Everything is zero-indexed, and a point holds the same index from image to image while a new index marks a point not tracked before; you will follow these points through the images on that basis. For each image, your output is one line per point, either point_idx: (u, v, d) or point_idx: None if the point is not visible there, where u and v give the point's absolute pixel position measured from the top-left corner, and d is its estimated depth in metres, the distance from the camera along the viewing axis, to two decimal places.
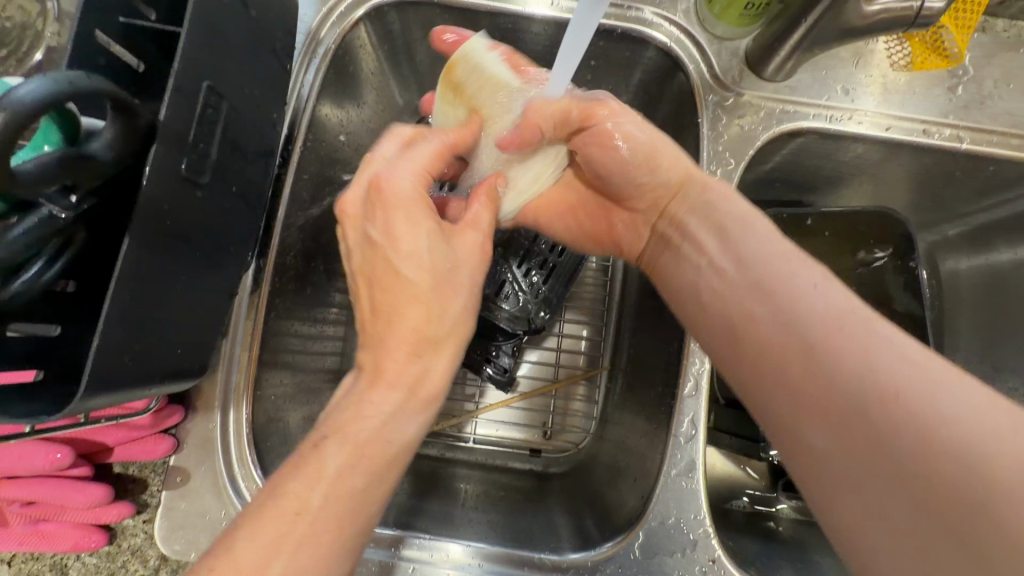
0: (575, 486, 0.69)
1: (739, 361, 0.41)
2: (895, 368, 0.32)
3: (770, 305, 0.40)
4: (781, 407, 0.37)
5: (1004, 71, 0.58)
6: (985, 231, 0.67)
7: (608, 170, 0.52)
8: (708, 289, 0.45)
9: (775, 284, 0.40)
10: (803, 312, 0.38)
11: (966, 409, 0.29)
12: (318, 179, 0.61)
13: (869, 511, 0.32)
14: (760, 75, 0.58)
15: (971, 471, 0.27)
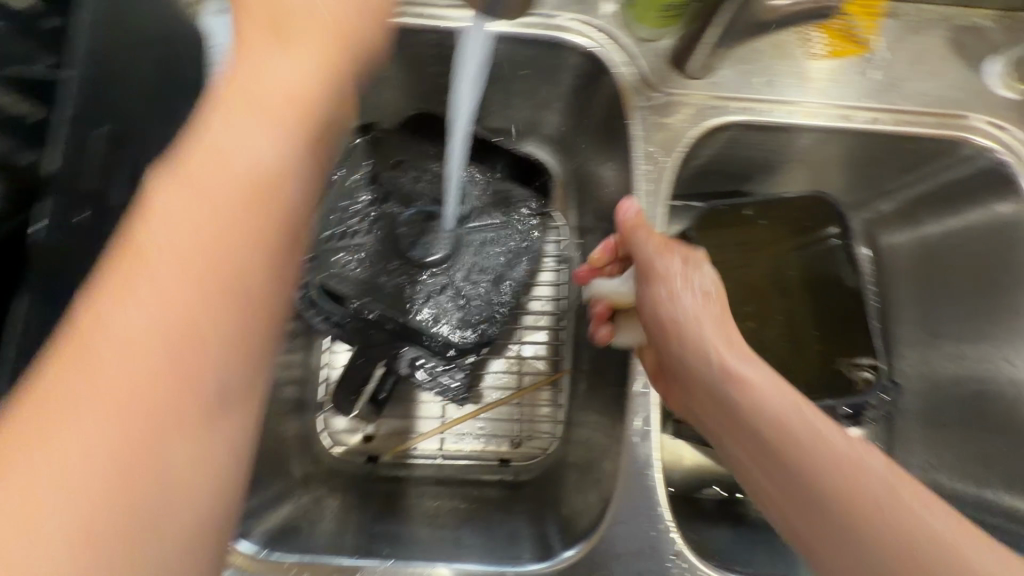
0: (543, 493, 0.69)
1: (720, 434, 0.46)
2: (829, 454, 0.38)
3: (733, 399, 0.44)
4: (751, 472, 0.42)
5: (914, 54, 0.60)
6: (914, 205, 0.69)
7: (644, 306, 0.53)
8: (684, 386, 0.49)
9: (734, 383, 0.44)
10: (745, 390, 0.44)
11: (885, 491, 0.36)
12: None
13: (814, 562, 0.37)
14: (682, 73, 0.59)
15: (879, 540, 0.34)
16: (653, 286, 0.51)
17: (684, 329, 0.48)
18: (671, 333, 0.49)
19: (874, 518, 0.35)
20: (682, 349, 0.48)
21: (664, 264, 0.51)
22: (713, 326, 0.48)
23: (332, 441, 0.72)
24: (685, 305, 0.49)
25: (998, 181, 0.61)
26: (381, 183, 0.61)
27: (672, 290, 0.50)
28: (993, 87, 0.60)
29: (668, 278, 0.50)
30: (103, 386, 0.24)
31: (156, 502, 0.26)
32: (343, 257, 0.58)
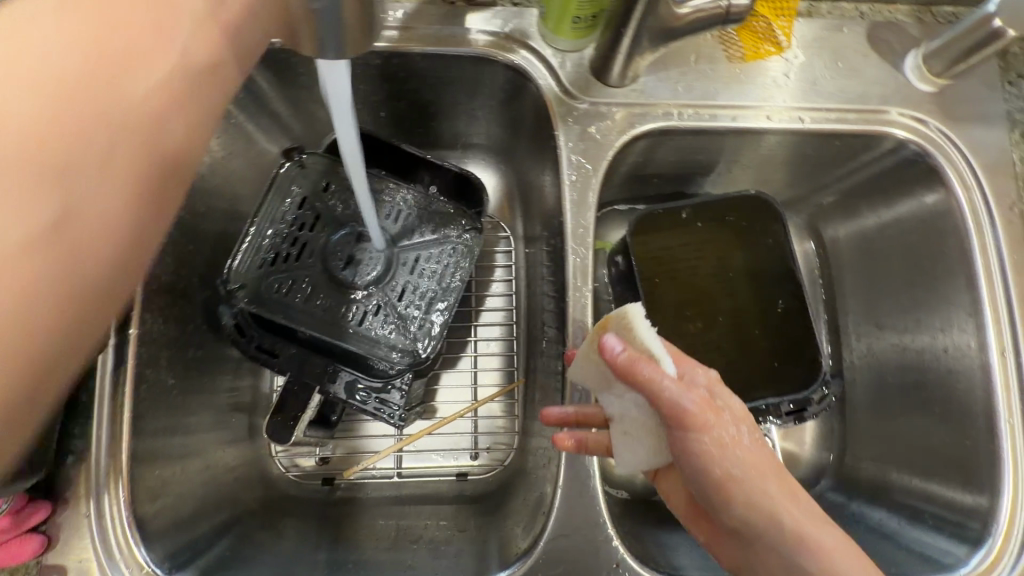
0: (497, 507, 0.68)
1: None
2: None
3: (796, 563, 0.40)
4: None
5: (832, 52, 0.61)
6: (851, 198, 0.69)
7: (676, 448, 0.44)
8: (727, 528, 0.44)
9: (798, 547, 0.40)
10: (809, 554, 0.40)
11: None
12: (183, 239, 0.60)
13: None
14: (606, 82, 0.59)
15: None
16: (695, 439, 0.42)
17: (742, 488, 0.42)
18: (728, 495, 0.42)
19: None
20: (750, 512, 0.42)
21: (701, 413, 0.42)
22: (772, 481, 0.43)
23: (287, 466, 0.70)
24: (735, 456, 0.42)
25: (924, 172, 0.62)
26: (311, 206, 0.61)
27: (721, 442, 0.42)
28: (914, 81, 0.61)
29: (710, 428, 0.42)
30: (22, 165, 0.31)
31: (77, 253, 0.33)
32: (272, 284, 0.57)
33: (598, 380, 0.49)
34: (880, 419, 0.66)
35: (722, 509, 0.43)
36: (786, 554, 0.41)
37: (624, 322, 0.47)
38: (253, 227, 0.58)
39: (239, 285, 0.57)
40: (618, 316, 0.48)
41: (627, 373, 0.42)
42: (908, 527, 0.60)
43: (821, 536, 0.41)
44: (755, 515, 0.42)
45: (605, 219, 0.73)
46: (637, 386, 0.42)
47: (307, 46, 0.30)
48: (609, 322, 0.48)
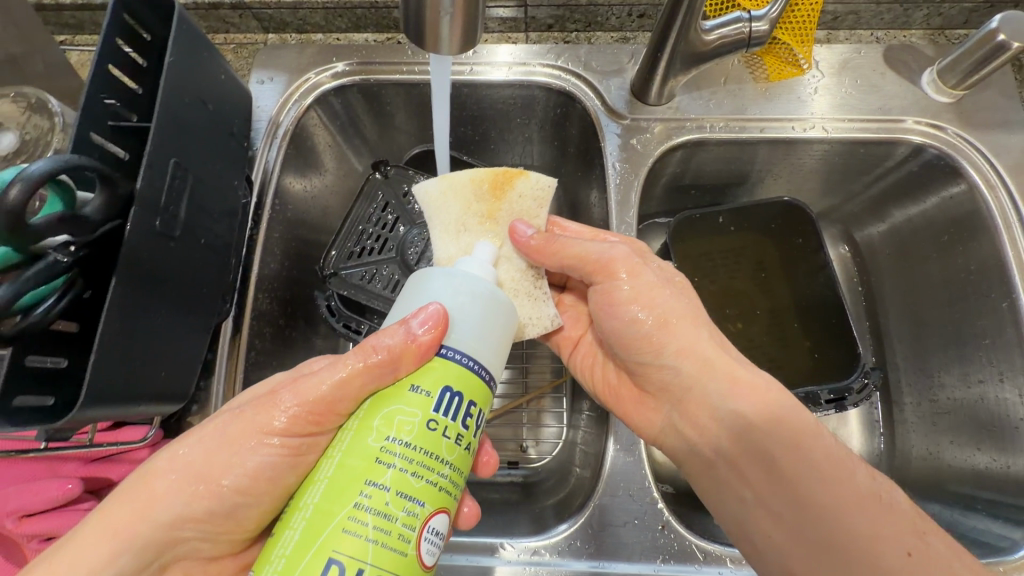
0: (550, 492, 0.72)
1: (702, 424, 0.49)
2: (823, 448, 0.45)
3: (725, 391, 0.48)
4: (737, 459, 0.47)
5: (852, 72, 0.69)
6: (883, 203, 0.73)
7: (604, 305, 0.53)
8: (666, 378, 0.51)
9: (728, 376, 0.48)
10: (735, 379, 0.48)
11: (866, 483, 0.43)
12: (288, 237, 0.71)
13: (803, 552, 0.43)
14: (646, 101, 0.69)
15: (869, 538, 0.41)
16: (616, 284, 0.52)
17: (676, 336, 0.50)
18: (661, 343, 0.50)
19: (870, 513, 0.42)
20: (676, 351, 0.50)
21: (616, 264, 0.52)
22: (703, 329, 0.51)
23: None
24: (663, 303, 0.51)
25: (947, 173, 0.66)
26: (392, 209, 0.71)
27: (648, 290, 0.51)
28: (931, 93, 0.67)
29: (634, 279, 0.52)
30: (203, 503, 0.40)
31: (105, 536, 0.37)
32: (357, 274, 0.67)
33: (461, 212, 0.54)
34: (930, 414, 0.67)
35: (659, 360, 0.51)
36: (716, 399, 0.48)
37: (527, 185, 0.56)
38: (344, 226, 0.70)
39: (332, 272, 0.67)
40: (524, 176, 0.56)
41: (535, 251, 0.53)
42: (962, 517, 0.60)
43: (742, 367, 0.49)
44: (687, 356, 0.50)
45: (648, 230, 0.81)
46: (542, 261, 0.53)
47: (429, 43, 0.36)
48: (518, 180, 0.55)
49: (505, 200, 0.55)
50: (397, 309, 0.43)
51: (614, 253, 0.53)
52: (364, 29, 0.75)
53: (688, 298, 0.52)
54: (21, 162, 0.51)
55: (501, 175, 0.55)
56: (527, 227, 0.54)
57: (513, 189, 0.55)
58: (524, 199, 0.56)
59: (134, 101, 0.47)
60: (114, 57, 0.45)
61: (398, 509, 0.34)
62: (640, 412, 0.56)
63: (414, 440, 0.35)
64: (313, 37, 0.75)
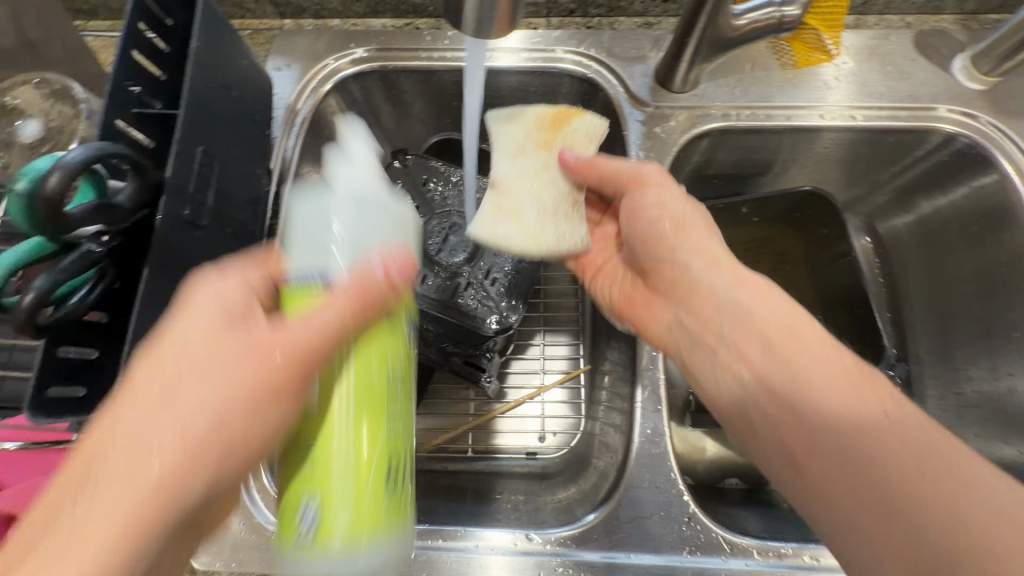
0: (570, 482, 0.72)
1: (705, 318, 0.52)
2: (825, 342, 0.46)
3: (729, 284, 0.51)
4: (739, 346, 0.49)
5: (881, 58, 0.67)
6: (909, 193, 0.72)
7: (631, 214, 0.57)
8: (674, 276, 0.55)
9: (733, 273, 0.51)
10: (741, 277, 0.51)
11: (868, 380, 0.44)
12: None
13: (793, 428, 0.44)
14: (670, 89, 0.67)
15: (860, 416, 0.42)
16: (644, 192, 0.56)
17: (688, 237, 0.54)
18: (674, 241, 0.54)
19: (865, 399, 0.42)
20: (685, 248, 0.54)
21: (647, 176, 0.57)
22: (717, 239, 0.54)
23: None
24: (677, 208, 0.55)
25: (978, 162, 0.65)
26: (412, 198, 0.70)
27: (666, 198, 0.55)
28: (963, 80, 0.66)
29: (659, 185, 0.56)
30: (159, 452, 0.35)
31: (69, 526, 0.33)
32: None
33: (519, 140, 0.61)
34: (955, 406, 0.67)
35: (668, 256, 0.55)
36: (722, 291, 0.51)
37: (582, 121, 0.61)
38: None
39: None
40: (581, 114, 0.61)
41: (586, 167, 0.59)
42: None
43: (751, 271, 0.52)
44: (696, 254, 0.53)
45: None
46: (586, 175, 0.60)
47: (469, 25, 0.36)
48: (578, 118, 0.61)
49: (562, 133, 0.61)
50: (290, 244, 0.40)
51: (654, 170, 0.57)
52: (383, 14, 0.73)
53: (702, 214, 0.55)
54: (45, 150, 0.51)
55: (562, 111, 0.61)
56: (573, 154, 0.61)
57: (569, 124, 0.61)
58: (577, 133, 0.61)
59: (158, 87, 0.46)
60: (138, 42, 0.44)
61: (372, 449, 0.38)
62: (650, 318, 0.58)
63: (406, 397, 0.42)
64: (330, 23, 0.74)
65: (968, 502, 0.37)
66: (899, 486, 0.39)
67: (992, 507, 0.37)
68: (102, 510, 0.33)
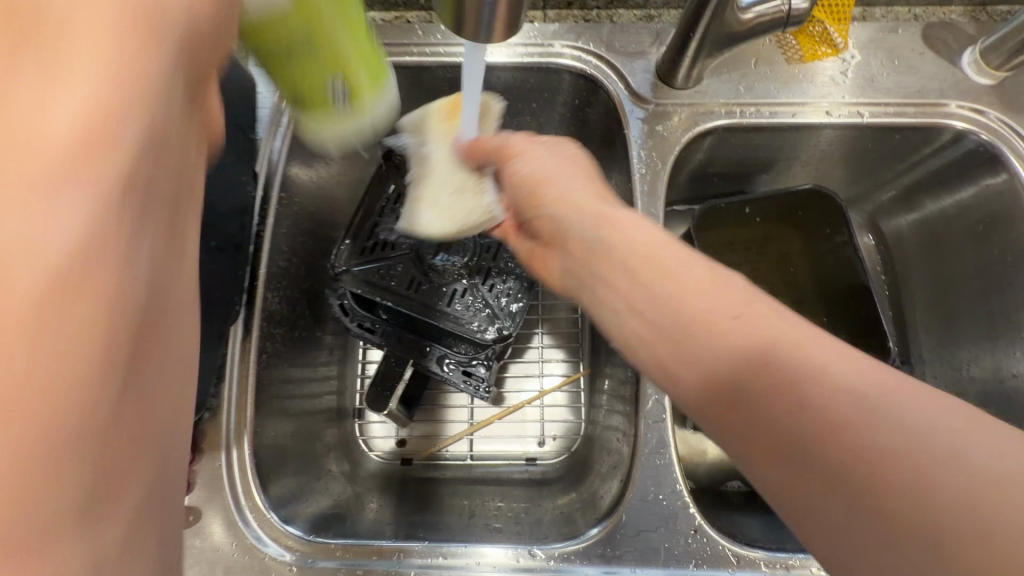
0: (571, 489, 0.71)
1: (584, 267, 0.43)
2: (708, 273, 0.37)
3: (602, 226, 0.42)
4: (620, 290, 0.39)
5: (889, 52, 0.65)
6: (914, 191, 0.71)
7: (509, 185, 0.50)
8: (550, 223, 0.46)
9: (607, 217, 0.43)
10: (608, 217, 0.42)
11: (767, 306, 0.34)
12: (295, 232, 0.68)
13: (698, 376, 0.33)
14: (672, 86, 0.65)
15: (763, 343, 0.31)
16: (510, 162, 0.50)
17: (551, 189, 0.47)
18: (540, 194, 0.47)
19: (765, 330, 0.32)
20: (552, 203, 0.46)
21: (513, 144, 0.51)
22: (587, 187, 0.46)
23: (369, 446, 0.75)
24: (539, 164, 0.48)
25: (986, 161, 0.63)
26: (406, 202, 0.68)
27: (530, 160, 0.49)
28: (972, 75, 0.64)
29: (522, 151, 0.50)
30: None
31: None
32: (370, 270, 0.64)
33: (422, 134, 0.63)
34: None
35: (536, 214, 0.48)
36: (589, 232, 0.43)
37: (469, 104, 0.59)
38: (356, 219, 0.67)
39: (344, 269, 0.64)
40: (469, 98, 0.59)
41: (469, 151, 0.56)
42: None
43: (627, 211, 0.43)
44: (562, 203, 0.45)
45: (668, 217, 0.78)
46: (468, 158, 0.57)
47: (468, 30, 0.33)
48: (462, 103, 0.60)
49: (455, 120, 0.60)
50: None
51: (529, 137, 0.51)
52: (371, 7, 0.69)
53: (576, 169, 0.48)
54: None
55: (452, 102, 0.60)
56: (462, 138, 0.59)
57: (459, 112, 0.60)
58: (468, 115, 0.59)
59: None
60: None
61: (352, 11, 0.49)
62: (545, 276, 0.50)
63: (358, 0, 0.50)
64: None
65: (883, 427, 0.26)
66: (838, 433, 0.27)
67: (903, 432, 0.26)
68: (52, 237, 0.22)
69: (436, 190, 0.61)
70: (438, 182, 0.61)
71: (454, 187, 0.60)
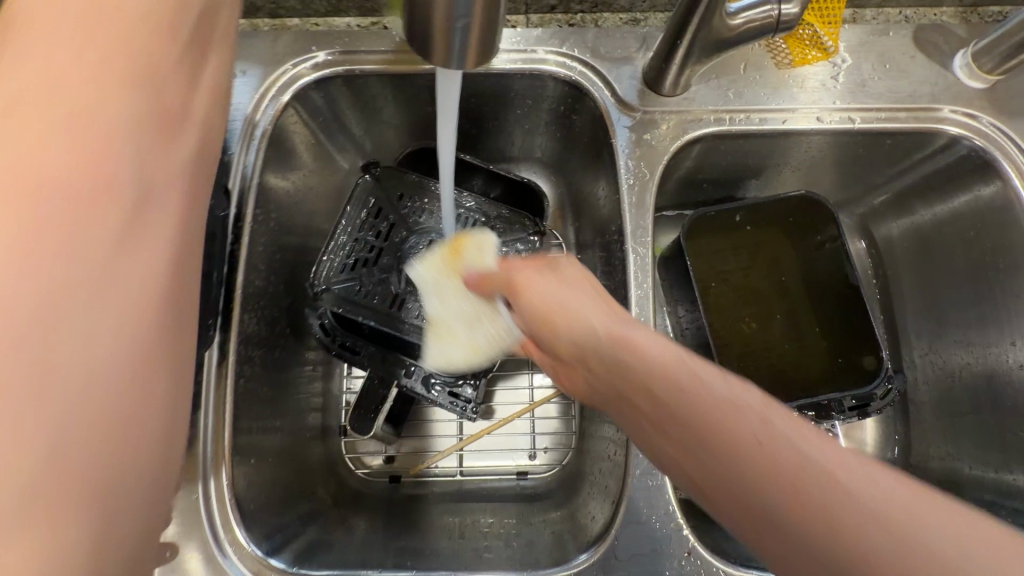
0: (562, 504, 0.70)
1: (604, 381, 0.40)
2: (731, 394, 0.33)
3: (619, 351, 0.39)
4: (639, 403, 0.37)
5: (880, 55, 0.64)
6: (905, 196, 0.69)
7: (527, 319, 0.46)
8: (568, 348, 0.43)
9: (623, 340, 0.39)
10: (625, 343, 0.38)
11: (791, 428, 0.31)
12: (272, 248, 0.66)
13: (721, 493, 0.32)
14: (659, 92, 0.63)
15: (785, 466, 0.29)
16: (522, 298, 0.46)
17: (565, 317, 0.43)
18: (553, 322, 0.43)
19: (786, 458, 0.29)
20: (569, 333, 0.42)
21: (524, 276, 0.46)
22: (607, 311, 0.42)
23: (355, 463, 0.73)
24: (551, 294, 0.44)
25: (979, 167, 0.63)
26: (387, 216, 0.66)
27: (543, 289, 0.45)
28: (964, 79, 0.63)
29: (535, 285, 0.45)
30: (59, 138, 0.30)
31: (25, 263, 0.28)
32: (350, 288, 0.62)
33: (431, 284, 0.59)
34: (951, 416, 0.66)
35: (554, 343, 0.44)
36: (606, 354, 0.39)
37: (474, 244, 0.59)
38: (335, 235, 0.64)
39: (325, 288, 0.62)
40: (473, 240, 0.59)
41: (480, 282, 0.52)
42: None
43: (646, 332, 0.39)
44: (578, 326, 0.42)
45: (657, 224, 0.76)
46: (479, 289, 0.53)
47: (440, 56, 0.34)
48: (465, 243, 0.59)
49: (461, 260, 0.58)
50: None
51: (544, 270, 0.46)
52: (347, 13, 0.66)
53: (591, 291, 0.44)
54: None
55: (453, 246, 0.60)
56: (470, 270, 0.56)
57: (463, 251, 0.59)
58: (476, 253, 0.58)
59: None
60: None
61: None
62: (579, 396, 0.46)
63: None
64: (288, 23, 0.66)
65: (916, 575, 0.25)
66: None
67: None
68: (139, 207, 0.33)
69: (455, 330, 0.57)
70: (455, 321, 0.57)
71: (472, 323, 0.56)
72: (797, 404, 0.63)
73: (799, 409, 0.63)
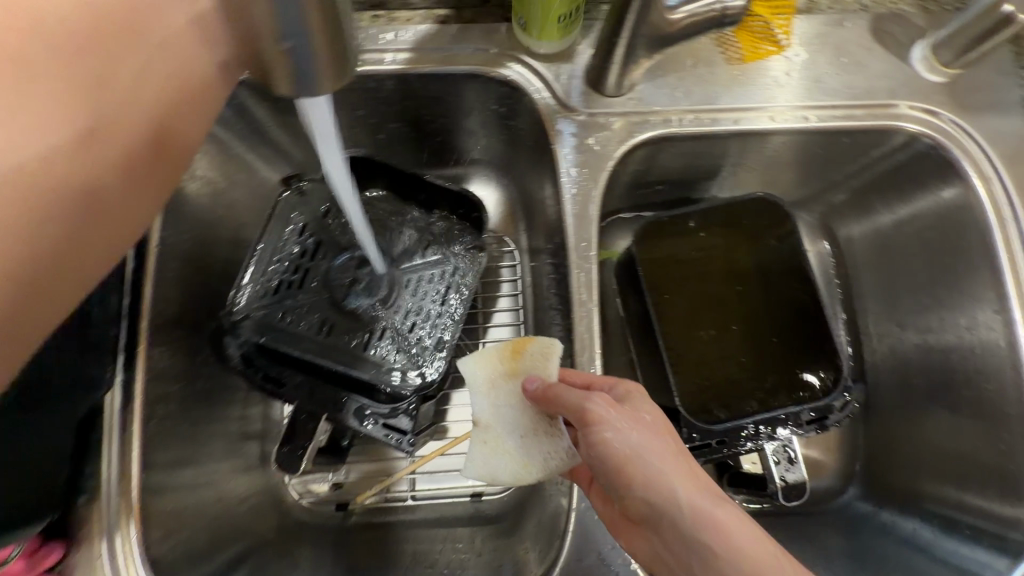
0: (514, 529, 0.66)
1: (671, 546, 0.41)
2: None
3: (700, 527, 0.39)
4: None
5: (835, 48, 0.60)
6: (866, 193, 0.66)
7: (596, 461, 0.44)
8: (639, 502, 0.42)
9: (704, 517, 0.40)
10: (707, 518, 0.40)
11: None
12: (189, 272, 0.60)
13: None
14: (602, 92, 0.59)
15: None
16: (601, 438, 0.43)
17: (643, 468, 0.42)
18: (631, 475, 0.42)
19: None
20: (647, 492, 0.41)
21: (605, 412, 0.43)
22: (683, 467, 0.42)
23: (300, 491, 0.68)
24: (629, 439, 0.43)
25: (937, 166, 0.60)
26: (314, 234, 0.61)
27: (621, 431, 0.43)
28: (923, 72, 0.60)
29: (616, 428, 0.43)
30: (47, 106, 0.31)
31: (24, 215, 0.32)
32: (270, 314, 0.57)
33: (480, 383, 0.50)
34: (914, 424, 0.63)
35: (626, 494, 0.42)
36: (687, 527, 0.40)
37: (540, 344, 0.51)
38: (254, 255, 0.58)
39: (244, 315, 0.56)
40: (540, 340, 0.51)
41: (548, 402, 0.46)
42: (941, 539, 0.57)
43: (726, 505, 0.41)
44: (656, 488, 0.41)
45: (611, 228, 0.72)
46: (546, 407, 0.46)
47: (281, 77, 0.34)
48: (530, 343, 0.51)
49: (522, 363, 0.50)
50: None
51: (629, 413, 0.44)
52: None
53: (665, 437, 0.44)
54: None
55: (514, 342, 0.51)
56: (535, 380, 0.48)
57: (525, 352, 0.50)
58: (544, 359, 0.50)
59: None
60: None
61: None
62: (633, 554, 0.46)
63: None
64: None
65: None
66: None
67: None
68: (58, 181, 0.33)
69: (501, 438, 0.49)
70: (503, 430, 0.49)
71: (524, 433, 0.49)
72: (754, 420, 0.59)
73: (755, 423, 0.59)
